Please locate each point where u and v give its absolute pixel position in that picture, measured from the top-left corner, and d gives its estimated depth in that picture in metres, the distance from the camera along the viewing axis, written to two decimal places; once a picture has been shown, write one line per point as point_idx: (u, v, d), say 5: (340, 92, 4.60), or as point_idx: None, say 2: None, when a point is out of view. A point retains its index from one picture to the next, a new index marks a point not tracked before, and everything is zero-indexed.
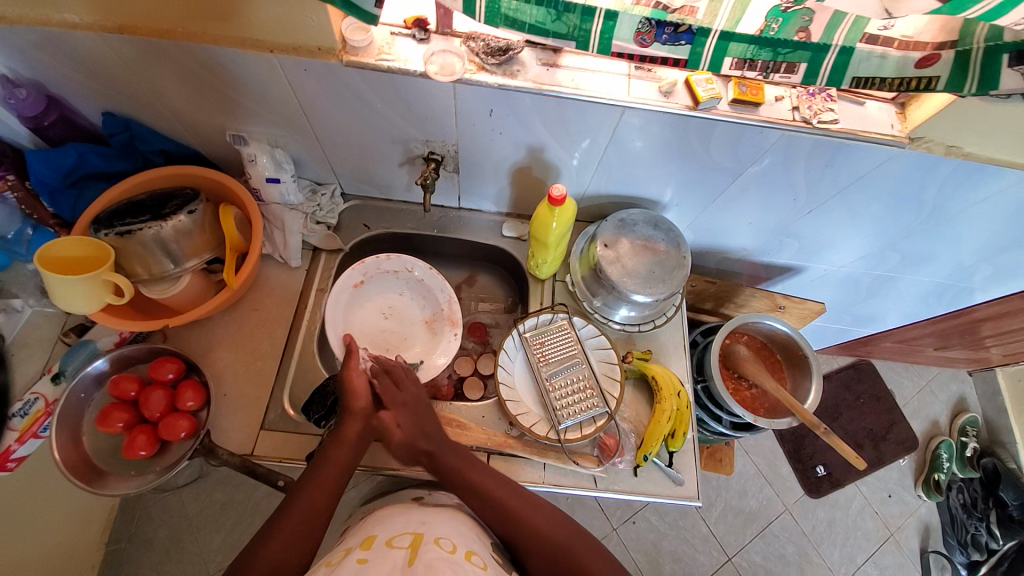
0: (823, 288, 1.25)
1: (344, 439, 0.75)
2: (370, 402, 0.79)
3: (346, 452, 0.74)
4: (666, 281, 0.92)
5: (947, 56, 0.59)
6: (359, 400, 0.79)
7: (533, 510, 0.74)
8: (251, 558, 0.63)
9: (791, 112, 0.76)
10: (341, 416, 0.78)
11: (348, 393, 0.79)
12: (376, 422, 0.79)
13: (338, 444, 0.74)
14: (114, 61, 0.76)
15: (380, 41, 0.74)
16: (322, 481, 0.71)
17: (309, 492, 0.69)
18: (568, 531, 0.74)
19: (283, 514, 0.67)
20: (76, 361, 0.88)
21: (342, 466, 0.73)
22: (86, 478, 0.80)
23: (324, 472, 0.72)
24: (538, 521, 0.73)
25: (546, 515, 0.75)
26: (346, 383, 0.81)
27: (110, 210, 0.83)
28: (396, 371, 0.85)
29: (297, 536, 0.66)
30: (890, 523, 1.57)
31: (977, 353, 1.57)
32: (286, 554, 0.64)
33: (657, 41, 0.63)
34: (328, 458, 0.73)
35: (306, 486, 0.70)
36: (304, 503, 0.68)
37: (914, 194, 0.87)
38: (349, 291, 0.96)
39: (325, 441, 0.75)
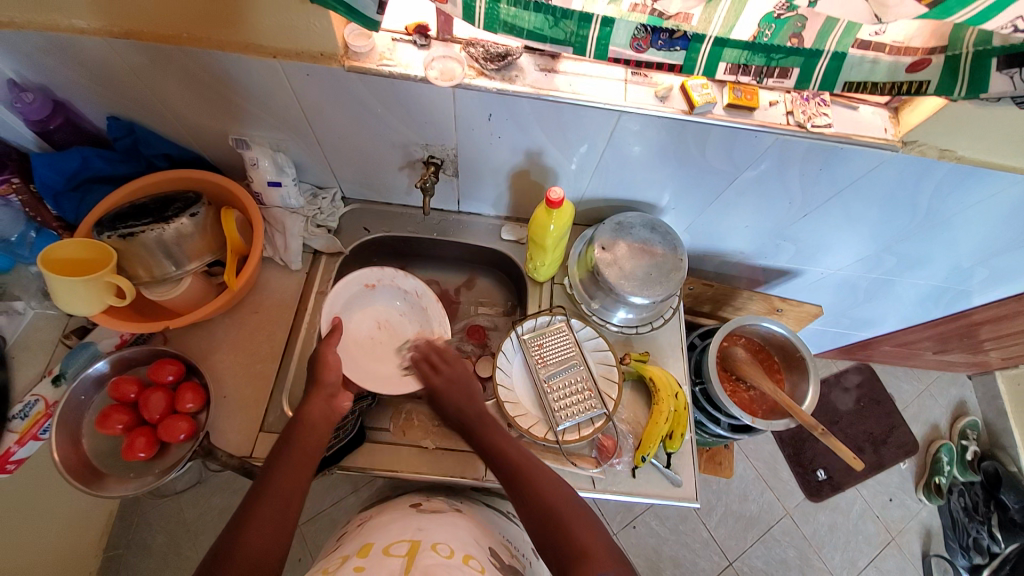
0: (822, 291, 1.26)
1: (308, 419, 0.74)
2: (337, 378, 0.79)
3: (312, 433, 0.74)
4: (663, 283, 0.93)
5: (937, 60, 0.60)
6: (328, 377, 0.78)
7: (542, 479, 0.72)
8: (229, 547, 0.62)
9: (785, 117, 0.77)
10: (307, 394, 0.78)
11: (322, 367, 0.79)
12: (340, 403, 0.78)
13: (303, 425, 0.74)
14: (119, 66, 0.77)
15: (382, 46, 0.75)
16: (290, 465, 0.71)
17: (279, 477, 0.69)
18: (574, 505, 0.70)
19: (255, 501, 0.67)
20: (77, 364, 0.88)
21: (309, 449, 0.73)
22: (85, 480, 0.80)
23: (291, 455, 0.71)
24: (546, 490, 0.71)
25: (553, 485, 0.72)
26: (318, 355, 0.80)
27: (113, 214, 0.84)
28: (432, 356, 0.83)
29: (272, 523, 0.65)
30: (891, 527, 1.57)
31: (976, 357, 1.57)
32: (263, 543, 0.63)
33: (652, 46, 0.64)
34: (294, 440, 0.73)
35: (276, 470, 0.70)
36: (276, 487, 0.68)
37: (909, 197, 0.88)
38: (356, 284, 0.96)
39: (290, 423, 0.74)
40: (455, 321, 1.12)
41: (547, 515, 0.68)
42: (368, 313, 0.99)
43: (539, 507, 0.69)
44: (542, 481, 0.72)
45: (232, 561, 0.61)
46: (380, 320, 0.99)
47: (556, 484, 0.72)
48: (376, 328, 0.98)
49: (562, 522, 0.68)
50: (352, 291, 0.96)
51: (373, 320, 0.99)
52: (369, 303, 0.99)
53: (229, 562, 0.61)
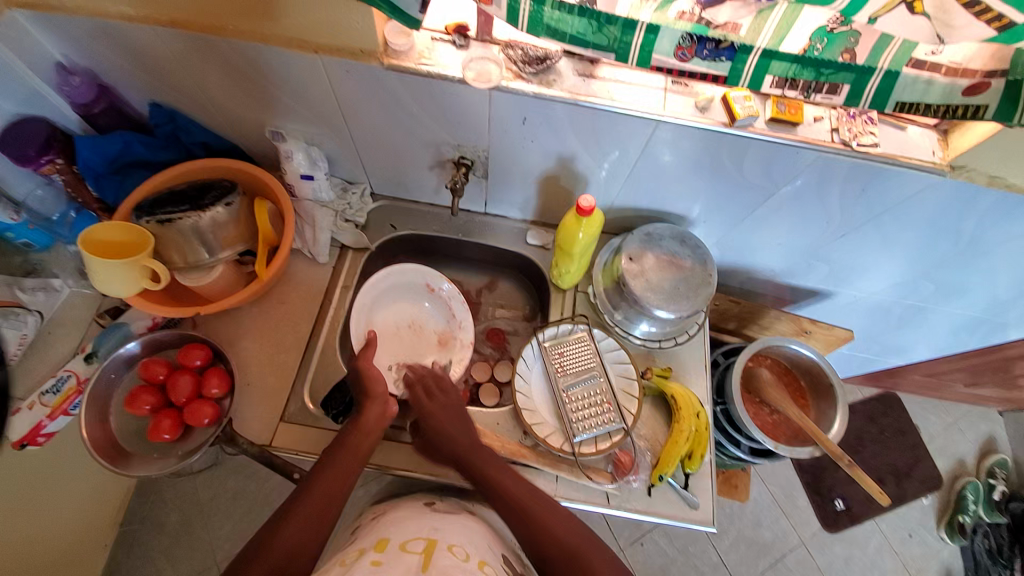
0: (852, 315, 1.22)
1: (363, 425, 0.75)
2: (388, 387, 0.79)
3: (364, 441, 0.74)
4: (691, 298, 0.91)
5: (997, 85, 0.57)
6: (379, 386, 0.79)
7: (555, 519, 0.71)
8: (268, 539, 0.63)
9: (830, 134, 0.75)
10: (361, 402, 0.78)
11: (364, 378, 0.80)
12: (393, 409, 0.78)
13: (357, 431, 0.75)
14: (165, 54, 0.79)
15: (421, 45, 0.75)
16: (338, 469, 0.71)
17: (326, 478, 0.70)
18: (591, 547, 0.69)
19: (298, 499, 0.67)
20: (109, 343, 0.91)
21: (359, 454, 0.73)
22: (109, 458, 0.82)
23: (342, 460, 0.72)
24: (557, 528, 0.70)
25: (568, 523, 0.71)
26: (361, 373, 0.81)
27: (152, 199, 0.86)
28: (427, 380, 0.83)
29: (312, 520, 0.66)
30: (910, 565, 1.51)
31: (1011, 393, 1.50)
32: (299, 539, 0.64)
33: (697, 56, 0.62)
34: (346, 444, 0.73)
35: (323, 471, 0.71)
36: (320, 488, 0.69)
37: (953, 225, 0.85)
38: (402, 280, 1.00)
39: (346, 427, 0.75)
40: (474, 323, 1.12)
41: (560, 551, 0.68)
42: (400, 309, 1.01)
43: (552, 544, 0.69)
44: (554, 519, 0.71)
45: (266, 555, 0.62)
46: (410, 321, 1.01)
47: (571, 522, 0.72)
48: (409, 328, 1.00)
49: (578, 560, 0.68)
50: (403, 283, 1.00)
51: (404, 320, 1.00)
52: (405, 300, 1.01)
53: (260, 559, 0.61)
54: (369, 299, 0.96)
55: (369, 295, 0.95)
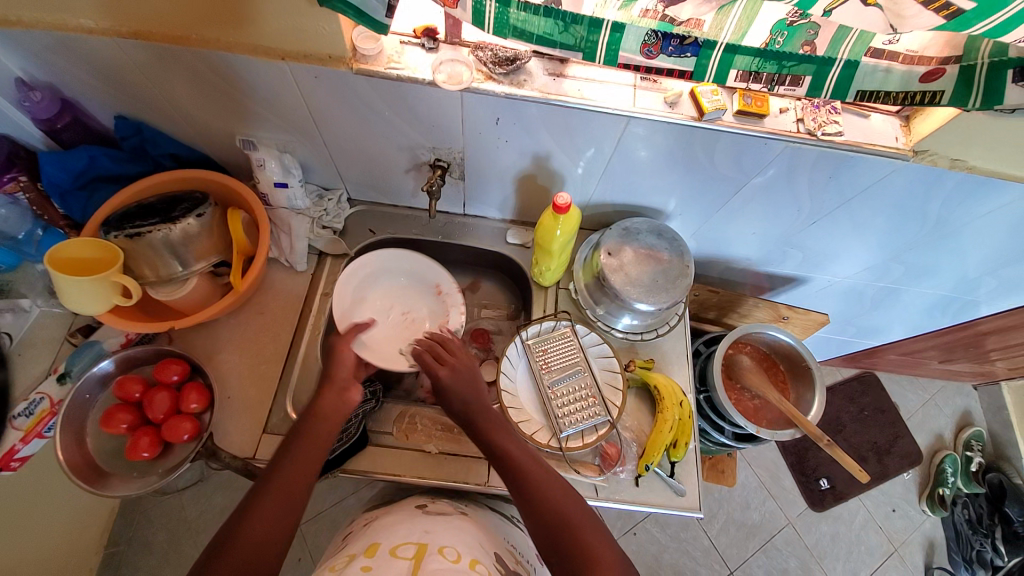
0: (828, 299, 1.25)
1: (320, 412, 0.74)
2: (350, 373, 0.78)
3: (323, 428, 0.73)
4: (670, 290, 0.92)
5: (952, 71, 0.59)
6: (343, 371, 0.78)
7: (553, 485, 0.72)
8: (232, 536, 0.62)
9: (796, 124, 0.76)
10: (319, 387, 0.77)
11: (334, 360, 0.79)
12: (352, 396, 0.77)
13: (319, 419, 0.73)
14: (127, 65, 0.77)
15: (390, 49, 0.75)
16: (302, 459, 0.70)
17: (287, 471, 0.68)
18: (587, 518, 0.70)
19: (261, 493, 0.66)
20: (82, 362, 0.89)
21: (321, 441, 0.72)
22: (88, 479, 0.80)
23: (304, 449, 0.71)
24: (553, 496, 0.71)
25: (564, 491, 0.72)
26: (335, 351, 0.80)
27: (120, 213, 0.84)
28: (436, 349, 0.83)
29: (277, 513, 0.65)
30: (894, 538, 1.56)
31: (982, 367, 1.56)
32: (266, 534, 0.63)
33: (663, 53, 0.63)
34: (306, 433, 0.72)
35: (284, 462, 0.69)
36: (282, 480, 0.68)
37: (918, 207, 0.87)
38: (388, 262, 0.99)
39: (303, 417, 0.73)
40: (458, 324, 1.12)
41: (558, 519, 0.69)
42: (389, 293, 0.99)
43: (551, 512, 0.69)
44: (551, 485, 0.72)
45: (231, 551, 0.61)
46: (397, 308, 0.99)
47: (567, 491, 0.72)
48: (397, 315, 0.98)
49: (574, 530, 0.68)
50: (416, 279, 1.01)
51: (394, 304, 0.99)
52: (393, 283, 1.00)
53: (228, 553, 0.61)
54: (355, 279, 0.96)
55: (354, 274, 0.96)
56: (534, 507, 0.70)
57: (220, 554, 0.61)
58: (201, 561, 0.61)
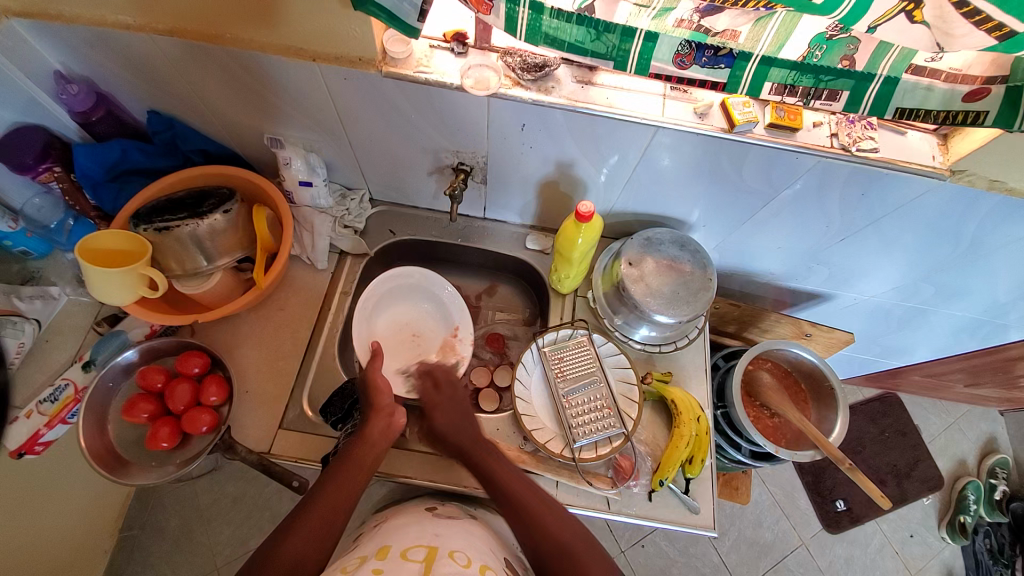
0: (852, 317, 1.22)
1: (369, 437, 0.74)
2: (394, 400, 0.79)
3: (370, 452, 0.74)
4: (691, 303, 0.91)
5: (998, 90, 0.57)
6: (384, 399, 0.79)
7: (548, 513, 0.71)
8: (272, 552, 0.63)
9: (829, 139, 0.75)
10: (366, 414, 0.78)
11: (372, 390, 0.80)
12: (398, 421, 0.78)
13: (362, 442, 0.74)
14: (162, 62, 0.79)
15: (419, 53, 0.75)
16: (345, 480, 0.70)
17: (331, 491, 0.69)
18: (586, 546, 0.69)
19: (302, 511, 0.67)
20: (107, 351, 0.90)
21: (364, 465, 0.73)
22: (108, 466, 0.82)
23: (346, 470, 0.71)
24: (547, 522, 0.70)
25: (562, 522, 0.71)
26: (369, 380, 0.81)
27: (150, 206, 0.86)
28: (437, 372, 0.86)
29: (317, 532, 0.65)
30: (911, 565, 1.51)
31: (1011, 393, 1.50)
32: (304, 551, 0.63)
33: (696, 63, 0.63)
34: (351, 455, 0.73)
35: (327, 482, 0.70)
36: (326, 500, 0.68)
37: (953, 228, 0.84)
38: (399, 287, 1.00)
39: (351, 439, 0.75)
40: (474, 327, 1.12)
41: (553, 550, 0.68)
42: (399, 317, 1.00)
43: (547, 543, 0.68)
44: (544, 514, 0.71)
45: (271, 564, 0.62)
46: (408, 326, 1.00)
47: (561, 519, 0.71)
48: (407, 335, 0.99)
49: (573, 563, 0.67)
50: (435, 309, 1.01)
51: (401, 324, 0.99)
52: (405, 305, 1.01)
53: (265, 567, 0.61)
54: (370, 304, 0.96)
55: (368, 301, 0.95)
56: (533, 535, 0.69)
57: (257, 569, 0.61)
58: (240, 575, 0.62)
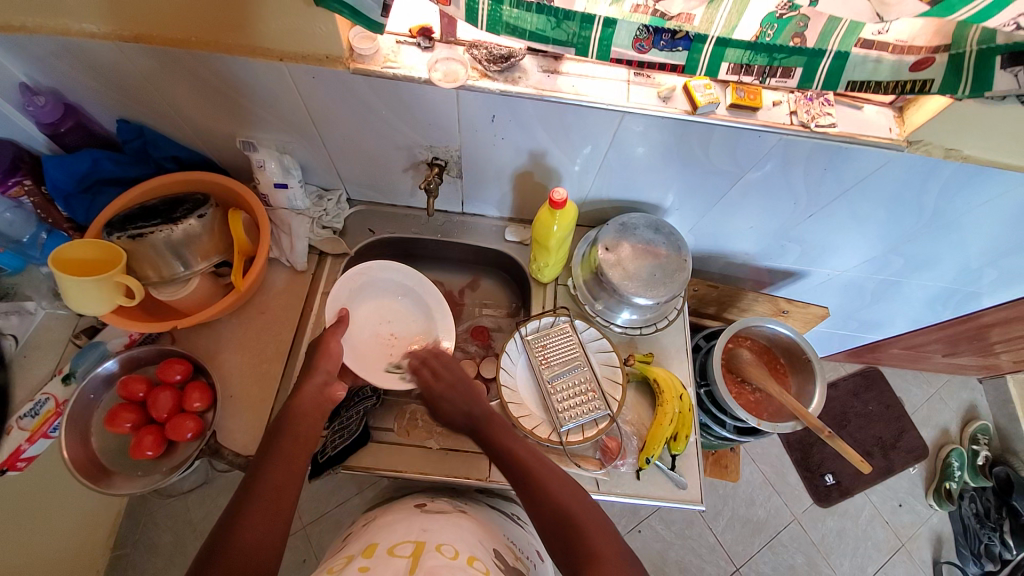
0: (829, 293, 1.25)
1: (299, 410, 0.76)
2: (324, 371, 0.81)
3: (302, 425, 0.75)
4: (667, 284, 0.93)
5: (942, 59, 0.59)
6: (317, 367, 0.81)
7: (544, 470, 0.74)
8: (226, 539, 0.62)
9: (789, 117, 0.77)
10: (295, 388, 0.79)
11: (322, 358, 0.82)
12: (332, 391, 0.80)
13: (293, 419, 0.75)
14: (129, 70, 0.78)
15: (386, 49, 0.76)
16: (281, 458, 0.71)
17: (272, 470, 0.70)
18: (575, 497, 0.72)
19: (250, 493, 0.67)
20: (87, 361, 0.90)
21: (301, 439, 0.74)
22: (92, 477, 0.82)
23: (283, 447, 0.72)
24: (551, 485, 0.72)
25: (558, 477, 0.74)
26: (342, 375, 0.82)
27: (123, 215, 0.85)
28: (432, 361, 0.86)
29: (267, 515, 0.66)
30: (901, 533, 1.55)
31: (987, 360, 1.55)
32: (259, 536, 0.63)
33: (655, 47, 0.64)
34: (288, 434, 0.74)
35: (268, 463, 0.71)
36: (267, 479, 0.69)
37: (915, 198, 0.87)
38: (372, 281, 0.98)
39: (281, 417, 0.75)
40: (459, 322, 1.13)
41: (559, 516, 0.69)
42: (379, 312, 0.98)
43: (551, 509, 0.70)
44: (553, 480, 0.73)
45: (228, 551, 0.61)
46: (385, 324, 0.98)
47: (562, 480, 0.73)
48: (385, 333, 0.97)
49: (572, 522, 0.68)
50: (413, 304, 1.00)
51: (377, 318, 0.98)
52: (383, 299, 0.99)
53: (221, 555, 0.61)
54: (342, 300, 0.94)
55: (337, 295, 0.93)
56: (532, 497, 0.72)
57: (216, 554, 0.61)
58: (196, 565, 0.61)
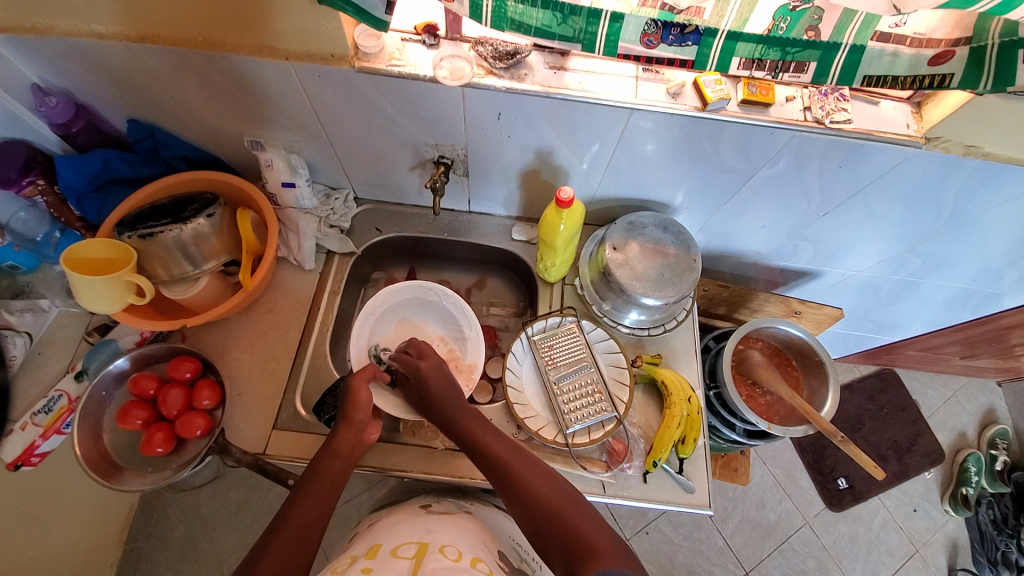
0: (842, 293, 1.22)
1: (340, 451, 0.75)
2: (367, 416, 0.79)
3: (336, 465, 0.74)
4: (676, 284, 0.91)
5: (962, 53, 0.57)
6: (359, 413, 0.78)
7: (515, 460, 0.73)
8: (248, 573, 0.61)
9: (803, 112, 0.75)
10: (336, 426, 0.78)
11: (351, 404, 0.79)
12: (368, 437, 0.79)
13: (332, 457, 0.74)
14: (140, 71, 0.79)
15: (391, 47, 0.75)
16: (317, 492, 0.70)
17: (303, 508, 0.68)
18: (550, 483, 0.71)
19: (278, 529, 0.66)
20: (98, 360, 0.91)
21: (335, 479, 0.73)
22: (104, 473, 0.82)
23: (318, 485, 0.71)
24: (527, 476, 0.71)
25: (530, 466, 0.73)
26: (350, 391, 0.80)
27: (134, 214, 0.86)
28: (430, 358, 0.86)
29: (294, 549, 0.64)
30: (916, 539, 1.51)
31: (1007, 363, 1.51)
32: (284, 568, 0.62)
33: (663, 41, 0.63)
34: (320, 470, 0.73)
35: (301, 498, 0.69)
36: (298, 516, 0.67)
37: (933, 196, 0.85)
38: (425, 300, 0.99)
39: (319, 454, 0.75)
40: None
41: (538, 507, 0.68)
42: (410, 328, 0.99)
43: (529, 500, 0.69)
44: (529, 472, 0.72)
45: None
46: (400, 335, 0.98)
47: (538, 472, 0.72)
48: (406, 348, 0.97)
49: (551, 509, 0.68)
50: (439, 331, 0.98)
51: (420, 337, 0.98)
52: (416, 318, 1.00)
53: None
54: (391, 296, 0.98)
55: (400, 291, 0.98)
56: (514, 493, 0.71)
57: None
58: None
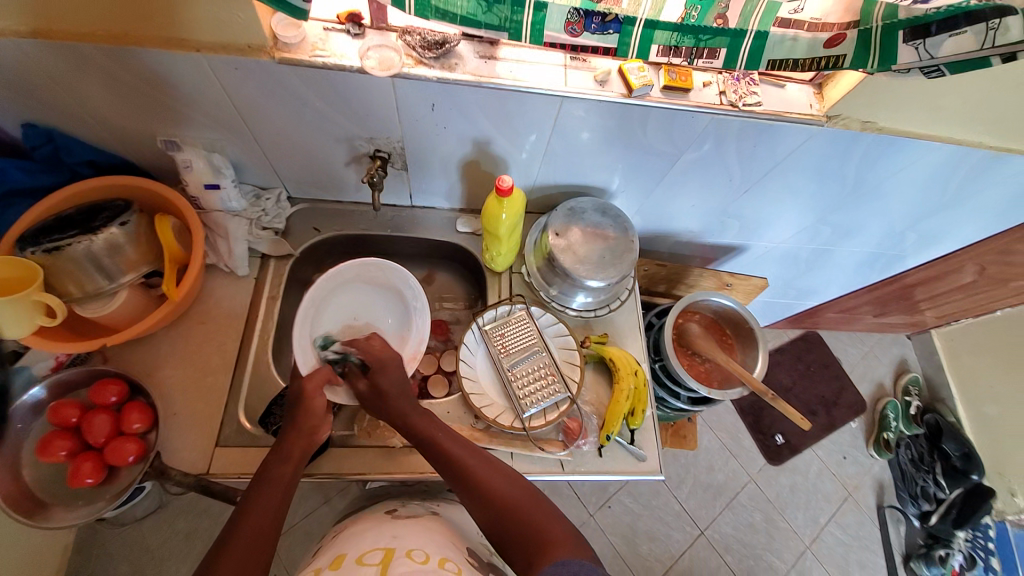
0: (769, 264, 1.32)
1: (290, 457, 0.73)
2: (320, 419, 0.77)
3: (288, 469, 0.72)
4: (616, 265, 0.94)
5: (851, 35, 0.63)
6: (310, 419, 0.76)
7: (477, 461, 0.74)
8: None
9: (718, 97, 0.80)
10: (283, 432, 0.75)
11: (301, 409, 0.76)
12: (318, 439, 0.77)
13: (283, 461, 0.72)
14: (30, 70, 0.72)
15: (313, 37, 0.73)
16: (268, 500, 0.68)
17: (255, 516, 0.66)
18: (506, 483, 0.72)
19: (228, 542, 0.63)
20: (8, 390, 0.80)
21: (286, 485, 0.71)
22: (27, 512, 0.76)
23: (267, 493, 0.69)
24: (485, 477, 0.73)
25: (489, 467, 0.74)
26: (300, 399, 0.77)
27: (36, 227, 0.79)
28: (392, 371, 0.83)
29: (249, 557, 0.62)
30: (847, 483, 1.67)
31: (912, 317, 1.68)
32: None
33: (586, 30, 0.65)
34: (270, 477, 0.71)
35: (251, 507, 0.67)
36: (250, 525, 0.65)
37: (839, 170, 0.93)
38: (387, 282, 0.97)
39: (267, 459, 0.73)
40: None
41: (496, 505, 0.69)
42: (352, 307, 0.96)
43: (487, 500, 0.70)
44: (485, 472, 0.73)
45: None
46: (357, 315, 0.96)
47: (495, 472, 0.74)
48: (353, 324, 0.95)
49: (508, 509, 0.69)
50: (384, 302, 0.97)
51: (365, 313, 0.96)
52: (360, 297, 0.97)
53: None
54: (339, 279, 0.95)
55: (343, 272, 0.94)
56: (472, 493, 0.72)
57: None
58: None
